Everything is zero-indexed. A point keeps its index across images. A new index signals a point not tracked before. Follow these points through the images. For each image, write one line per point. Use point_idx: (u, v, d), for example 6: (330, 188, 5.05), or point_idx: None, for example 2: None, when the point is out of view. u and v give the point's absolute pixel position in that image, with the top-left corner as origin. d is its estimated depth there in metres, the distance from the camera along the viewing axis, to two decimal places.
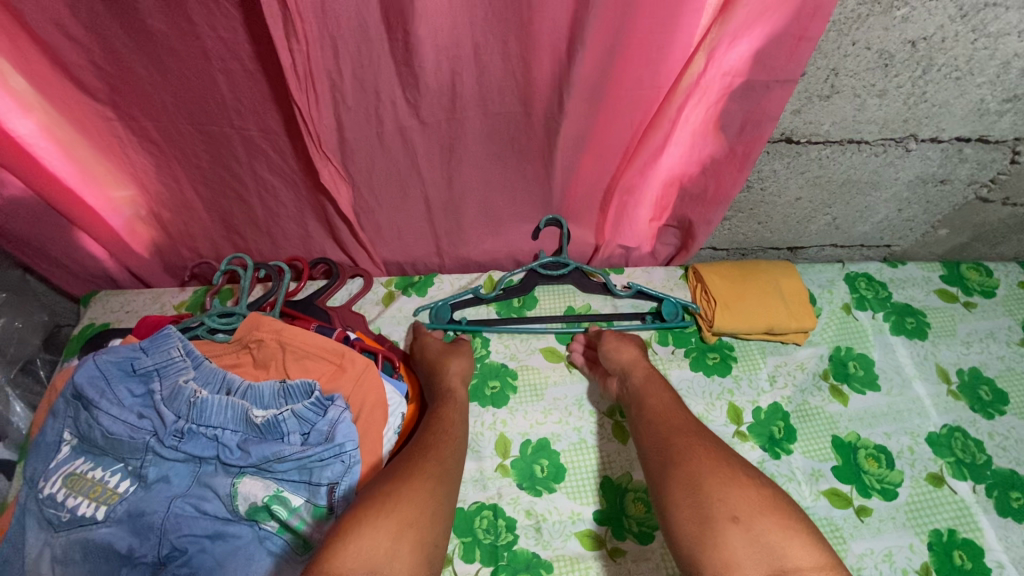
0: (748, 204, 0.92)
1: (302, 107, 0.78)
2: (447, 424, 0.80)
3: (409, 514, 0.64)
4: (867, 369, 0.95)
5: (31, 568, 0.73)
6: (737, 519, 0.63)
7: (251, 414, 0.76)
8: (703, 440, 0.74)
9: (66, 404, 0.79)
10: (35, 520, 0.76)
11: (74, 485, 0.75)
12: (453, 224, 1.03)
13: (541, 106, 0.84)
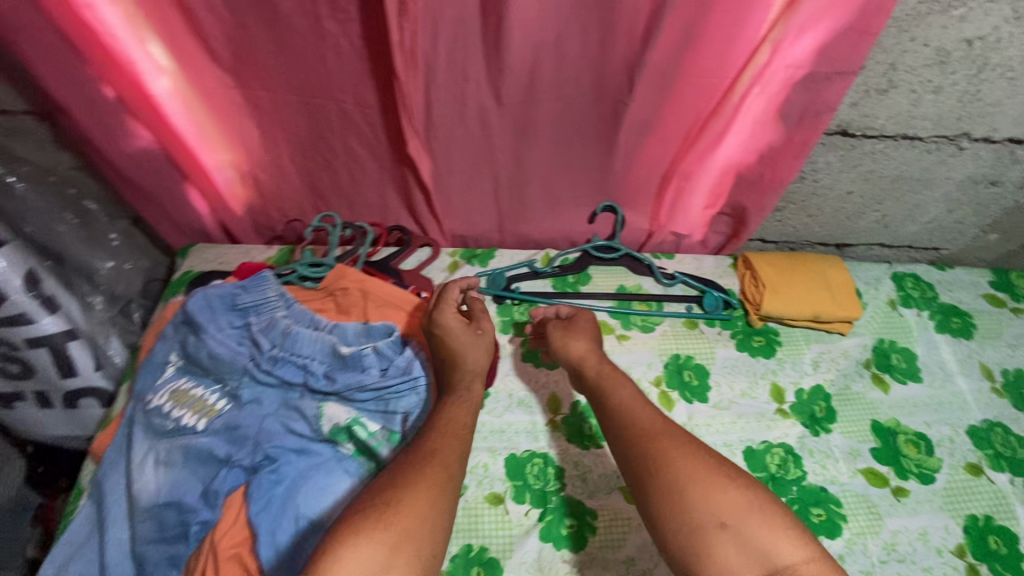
0: (800, 195, 0.97)
1: (400, 80, 0.88)
2: (455, 428, 0.74)
3: (411, 530, 0.60)
4: (910, 362, 0.98)
5: (134, 468, 0.82)
6: (725, 526, 0.60)
7: (338, 348, 0.86)
8: (684, 440, 0.68)
9: (176, 328, 0.90)
10: (140, 428, 0.85)
11: (178, 399, 0.85)
12: (516, 202, 1.11)
13: (612, 92, 0.92)
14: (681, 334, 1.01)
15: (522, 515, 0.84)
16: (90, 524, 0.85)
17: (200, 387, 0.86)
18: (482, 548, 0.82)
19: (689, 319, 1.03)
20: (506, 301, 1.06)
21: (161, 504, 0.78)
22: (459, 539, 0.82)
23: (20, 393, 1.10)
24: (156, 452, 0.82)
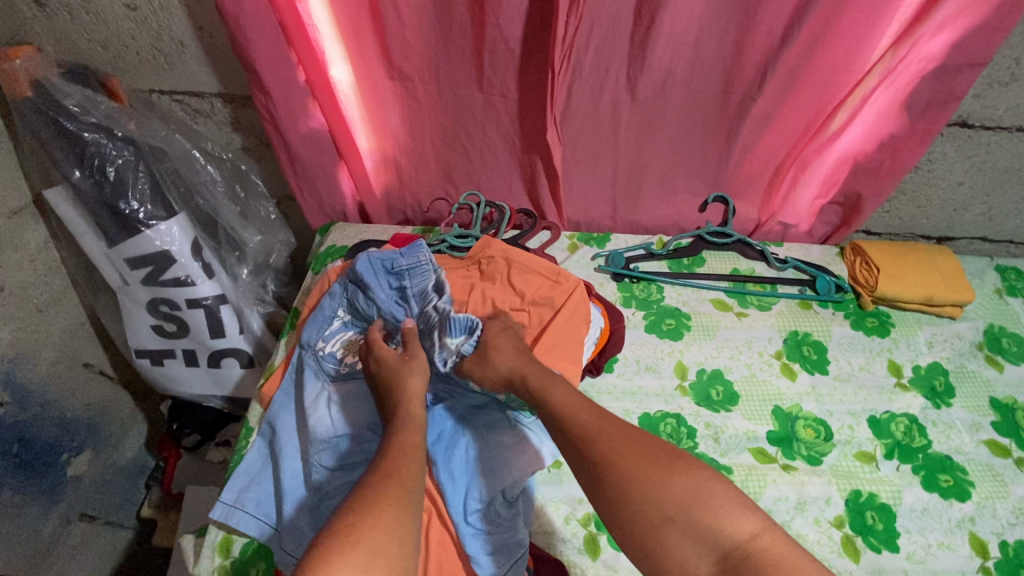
0: (912, 185, 1.05)
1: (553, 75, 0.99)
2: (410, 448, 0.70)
3: (384, 548, 0.55)
4: (1020, 345, 1.03)
5: (311, 404, 0.92)
6: (673, 517, 0.56)
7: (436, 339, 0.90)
8: (613, 437, 0.64)
9: (343, 286, 1.00)
10: (312, 372, 0.96)
11: (349, 347, 0.97)
12: (632, 191, 1.21)
13: (742, 88, 1.01)
14: (798, 313, 1.07)
15: None
16: (261, 458, 0.92)
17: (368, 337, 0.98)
18: None
19: (804, 300, 1.09)
20: (626, 278, 1.15)
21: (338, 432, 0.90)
22: None
23: (171, 351, 1.21)
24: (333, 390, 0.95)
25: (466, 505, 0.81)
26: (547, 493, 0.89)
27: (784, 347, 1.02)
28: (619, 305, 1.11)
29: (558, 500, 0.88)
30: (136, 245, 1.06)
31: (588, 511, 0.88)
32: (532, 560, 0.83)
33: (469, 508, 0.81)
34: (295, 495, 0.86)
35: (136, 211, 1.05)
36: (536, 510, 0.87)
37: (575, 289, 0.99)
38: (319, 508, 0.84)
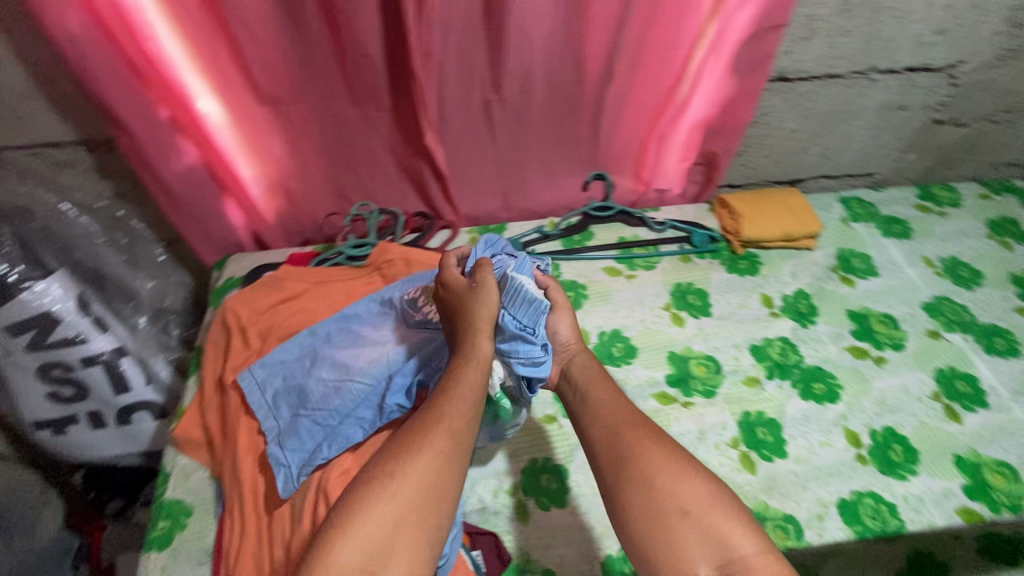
0: (755, 138, 1.18)
1: (418, 80, 1.03)
2: (465, 391, 0.73)
3: (414, 500, 0.62)
4: (867, 262, 1.18)
5: (361, 342, 0.95)
6: (688, 512, 0.63)
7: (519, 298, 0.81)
8: (654, 434, 0.71)
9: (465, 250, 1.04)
10: (391, 313, 1.00)
11: (426, 292, 0.97)
12: (519, 180, 1.28)
13: (594, 71, 1.09)
14: (680, 267, 1.19)
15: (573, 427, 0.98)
16: (295, 354, 0.96)
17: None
18: (545, 459, 0.95)
19: (683, 255, 1.21)
20: None
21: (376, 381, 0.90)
22: (525, 455, 0.95)
23: (73, 417, 1.14)
24: (398, 336, 0.96)
25: None
26: (475, 474, 0.93)
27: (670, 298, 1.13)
28: None
29: (486, 478, 0.93)
30: (11, 313, 1.00)
31: (514, 481, 0.93)
32: (468, 538, 0.85)
33: None
34: (315, 410, 0.88)
35: (5, 274, 1.00)
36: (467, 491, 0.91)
37: None
38: (334, 431, 0.86)
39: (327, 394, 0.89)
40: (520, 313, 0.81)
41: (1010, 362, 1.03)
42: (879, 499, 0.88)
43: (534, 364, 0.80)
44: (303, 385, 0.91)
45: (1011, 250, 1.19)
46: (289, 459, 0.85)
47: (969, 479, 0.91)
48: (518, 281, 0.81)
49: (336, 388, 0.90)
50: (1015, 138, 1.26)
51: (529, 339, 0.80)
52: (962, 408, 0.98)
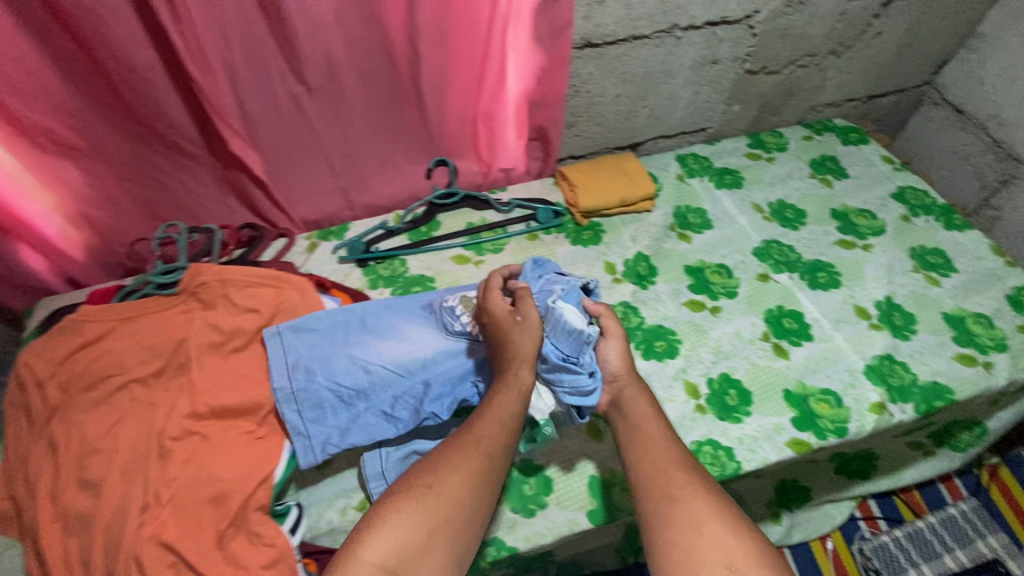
0: (581, 107, 1.19)
1: (202, 85, 0.95)
2: (499, 415, 0.77)
3: (439, 515, 0.67)
4: (702, 217, 1.22)
5: (380, 340, 0.95)
6: (734, 567, 0.62)
7: (567, 331, 0.86)
8: (706, 483, 0.71)
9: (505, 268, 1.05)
10: (423, 316, 1.00)
11: (467, 305, 0.98)
12: (356, 176, 1.22)
13: (401, 55, 1.05)
14: (526, 246, 1.18)
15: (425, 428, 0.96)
16: (327, 325, 0.96)
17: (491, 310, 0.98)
18: None
19: (531, 234, 1.20)
20: (369, 262, 1.14)
21: (404, 374, 0.93)
22: None
23: None
24: (426, 337, 0.97)
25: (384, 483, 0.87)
26: (321, 495, 0.89)
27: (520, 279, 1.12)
28: (366, 290, 1.11)
29: (333, 498, 0.89)
30: None
31: (363, 497, 0.89)
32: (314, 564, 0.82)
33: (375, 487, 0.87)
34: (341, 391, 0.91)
35: None
36: (313, 514, 0.87)
37: (299, 285, 1.00)
38: (353, 416, 0.90)
39: (356, 375, 0.91)
40: (561, 344, 0.86)
41: (830, 292, 1.10)
42: (717, 445, 0.91)
43: (586, 392, 0.85)
44: (329, 361, 0.92)
45: (830, 187, 1.27)
46: (309, 429, 0.88)
47: (798, 412, 0.96)
48: (562, 313, 0.86)
49: (367, 374, 0.92)
50: (826, 80, 1.33)
51: (574, 368, 0.85)
52: (789, 343, 1.03)
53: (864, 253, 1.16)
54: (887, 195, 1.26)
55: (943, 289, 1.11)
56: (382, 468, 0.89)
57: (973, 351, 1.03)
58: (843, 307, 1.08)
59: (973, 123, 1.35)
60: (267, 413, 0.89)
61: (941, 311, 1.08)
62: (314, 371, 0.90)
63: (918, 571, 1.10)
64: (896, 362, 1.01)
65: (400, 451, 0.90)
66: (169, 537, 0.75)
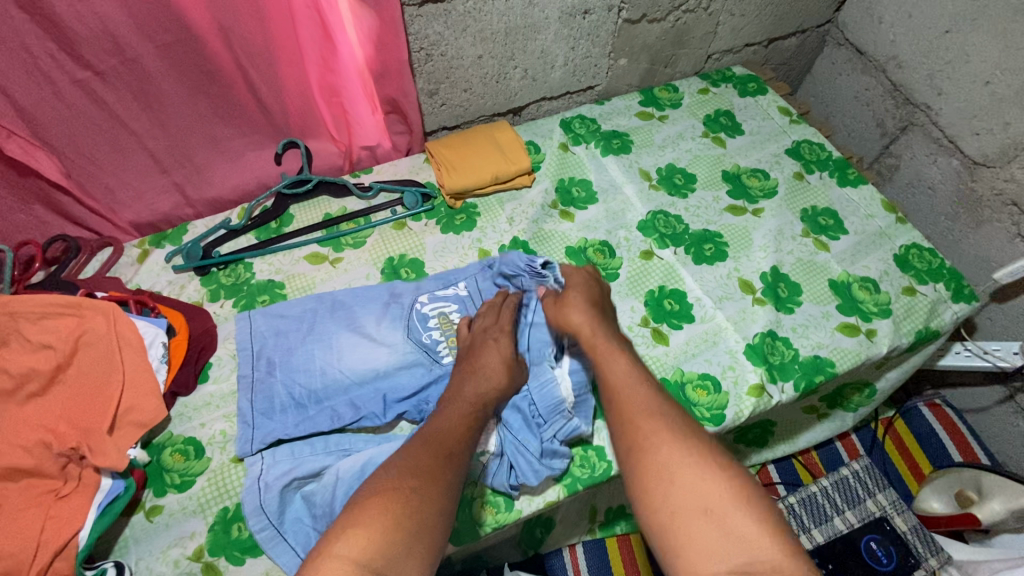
0: (440, 73, 1.05)
1: None
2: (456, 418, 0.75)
3: (417, 522, 0.61)
4: (587, 189, 1.12)
5: (347, 346, 0.92)
6: (711, 511, 0.59)
7: (550, 409, 0.85)
8: (674, 425, 0.66)
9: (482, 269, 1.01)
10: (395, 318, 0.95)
11: (443, 324, 0.95)
12: (189, 167, 1.06)
13: (205, 26, 0.87)
14: (391, 237, 1.06)
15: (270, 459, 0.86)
16: (295, 316, 0.96)
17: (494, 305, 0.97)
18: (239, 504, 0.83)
19: (397, 222, 1.08)
20: (208, 269, 1.01)
21: (360, 382, 0.90)
22: (214, 506, 0.82)
23: None
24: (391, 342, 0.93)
25: (284, 511, 0.80)
26: (150, 547, 0.79)
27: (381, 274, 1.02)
28: (206, 303, 0.98)
29: (162, 549, 0.79)
30: None
31: (200, 544, 0.80)
32: None
33: (277, 514, 0.79)
34: (298, 389, 0.89)
35: None
36: (141, 570, 0.78)
37: (106, 312, 0.85)
38: (308, 413, 0.88)
39: (312, 376, 0.90)
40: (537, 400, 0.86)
41: (716, 266, 1.03)
42: (590, 447, 0.87)
43: (523, 462, 0.82)
44: (294, 352, 0.92)
45: (723, 146, 1.18)
46: (260, 421, 0.87)
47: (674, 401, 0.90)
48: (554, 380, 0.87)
49: (325, 372, 0.90)
50: (718, 25, 1.22)
51: (534, 434, 0.84)
52: (669, 327, 0.97)
53: (753, 219, 1.09)
54: (782, 151, 1.18)
55: (831, 253, 1.05)
56: (260, 500, 0.80)
57: (857, 319, 0.99)
58: (727, 282, 1.01)
59: (873, 65, 1.26)
60: (69, 463, 0.77)
61: (827, 279, 1.02)
62: (276, 363, 0.91)
63: (809, 536, 1.09)
64: (778, 339, 0.96)
65: (281, 478, 0.82)
66: None
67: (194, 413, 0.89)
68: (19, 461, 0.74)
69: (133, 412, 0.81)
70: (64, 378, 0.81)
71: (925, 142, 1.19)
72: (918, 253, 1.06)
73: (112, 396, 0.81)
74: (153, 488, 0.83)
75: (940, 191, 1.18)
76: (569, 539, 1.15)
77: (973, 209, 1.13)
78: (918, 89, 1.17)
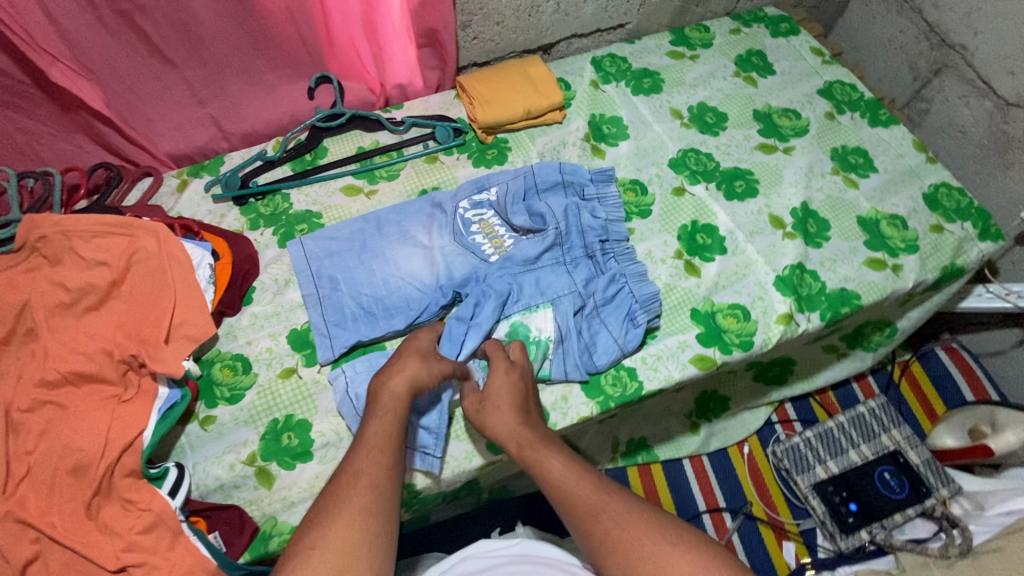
0: (474, 4, 1.05)
1: None
2: (376, 447, 0.71)
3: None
4: (618, 125, 1.12)
5: (403, 259, 0.97)
6: None
7: (635, 315, 0.91)
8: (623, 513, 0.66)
9: (514, 174, 1.03)
10: (444, 227, 1.00)
11: (485, 227, 1.00)
12: (224, 100, 1.07)
13: None
14: (424, 171, 1.07)
15: (316, 374, 0.90)
16: (350, 236, 0.99)
17: (551, 211, 0.98)
18: (288, 416, 0.86)
19: (429, 155, 1.09)
20: (245, 199, 1.03)
21: (416, 286, 0.95)
22: (264, 418, 0.86)
23: None
24: (445, 253, 0.98)
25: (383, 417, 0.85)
26: (207, 453, 0.84)
27: (423, 189, 1.05)
28: (246, 231, 1.00)
29: (217, 455, 0.84)
30: None
31: (253, 451, 0.84)
32: (203, 522, 0.79)
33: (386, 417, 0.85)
34: (361, 302, 0.94)
35: None
36: (199, 473, 0.83)
37: (156, 232, 0.87)
38: (373, 317, 0.93)
39: (375, 286, 0.95)
40: (592, 289, 0.93)
41: (748, 202, 1.04)
42: (622, 367, 0.90)
43: (572, 353, 0.88)
44: (355, 269, 0.96)
45: (755, 86, 1.18)
46: (332, 331, 0.91)
47: (704, 328, 0.93)
48: (595, 264, 0.96)
49: (383, 282, 0.95)
50: None
51: (605, 332, 0.90)
52: (701, 260, 0.99)
53: (785, 156, 1.09)
54: (813, 92, 1.17)
55: (860, 191, 1.06)
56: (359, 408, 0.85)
57: (883, 254, 1.00)
58: (758, 217, 1.03)
59: (909, 5, 1.23)
60: (129, 370, 0.81)
61: (855, 216, 1.03)
62: (338, 280, 0.95)
63: (824, 467, 1.14)
64: (806, 272, 0.98)
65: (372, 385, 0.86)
66: (26, 514, 0.70)
67: (240, 332, 0.92)
68: (82, 366, 0.79)
69: (185, 327, 0.84)
70: (118, 293, 0.84)
71: (958, 84, 1.18)
72: (947, 192, 1.07)
73: (164, 310, 0.84)
74: (205, 400, 0.87)
75: (971, 134, 1.18)
76: None
77: (1003, 151, 1.12)
78: (954, 29, 1.15)
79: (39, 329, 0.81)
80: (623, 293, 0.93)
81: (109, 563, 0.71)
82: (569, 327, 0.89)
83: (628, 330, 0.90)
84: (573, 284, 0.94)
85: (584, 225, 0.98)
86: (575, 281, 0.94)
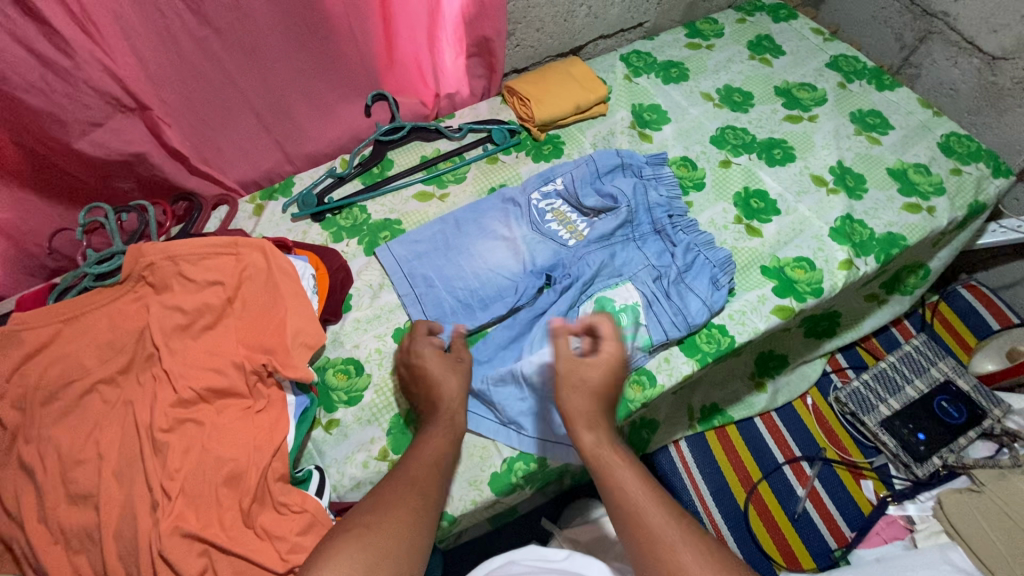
0: (518, 14, 1.13)
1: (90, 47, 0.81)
2: (435, 453, 0.75)
3: (385, 547, 0.62)
4: (657, 112, 1.21)
5: (487, 251, 1.02)
6: None
7: (717, 278, 0.98)
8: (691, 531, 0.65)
9: (576, 163, 1.10)
10: (520, 218, 1.05)
11: (558, 215, 1.06)
12: (289, 124, 1.10)
13: None
14: (488, 170, 1.14)
15: None
16: (432, 236, 1.03)
17: (621, 191, 1.05)
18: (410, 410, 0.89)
19: (489, 156, 1.15)
20: (323, 214, 1.07)
21: (505, 275, 1.00)
22: (387, 414, 0.89)
23: None
24: (526, 241, 1.03)
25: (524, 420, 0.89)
26: (337, 454, 0.86)
27: (491, 187, 1.12)
28: (331, 244, 1.05)
29: (348, 456, 0.86)
30: None
31: (383, 446, 0.86)
32: None
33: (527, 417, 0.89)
34: (458, 295, 0.98)
35: None
36: (335, 473, 0.85)
37: (261, 248, 0.90)
38: (471, 307, 0.97)
39: (467, 279, 0.99)
40: (672, 259, 1.00)
41: (788, 167, 1.14)
42: (712, 325, 0.97)
43: (666, 314, 0.94)
44: (444, 266, 1.00)
45: (771, 66, 1.29)
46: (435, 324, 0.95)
47: (776, 281, 1.01)
48: (669, 235, 1.02)
49: (474, 274, 1.00)
50: None
51: (696, 296, 0.96)
52: (759, 222, 1.07)
53: (811, 124, 1.20)
54: (823, 66, 1.29)
55: (883, 146, 1.17)
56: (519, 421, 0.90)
57: (917, 199, 1.11)
58: (801, 178, 1.12)
59: None
60: (257, 381, 0.84)
61: (885, 167, 1.14)
62: (432, 277, 0.99)
63: (886, 405, 1.22)
64: (854, 221, 1.07)
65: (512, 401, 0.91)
66: (191, 527, 0.71)
67: (346, 337, 0.96)
68: (216, 381, 0.81)
69: (303, 335, 0.86)
70: (232, 311, 0.87)
71: (944, 47, 1.31)
72: (958, 139, 1.19)
73: (282, 322, 0.86)
74: (324, 406, 0.90)
75: (962, 89, 1.32)
76: (672, 437, 1.23)
77: (995, 100, 1.26)
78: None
79: (162, 351, 0.81)
80: (701, 260, 0.99)
81: (278, 565, 0.71)
82: (654, 293, 0.96)
83: (715, 290, 0.97)
84: (653, 258, 1.00)
85: (649, 202, 1.05)
86: (648, 257, 1.00)
